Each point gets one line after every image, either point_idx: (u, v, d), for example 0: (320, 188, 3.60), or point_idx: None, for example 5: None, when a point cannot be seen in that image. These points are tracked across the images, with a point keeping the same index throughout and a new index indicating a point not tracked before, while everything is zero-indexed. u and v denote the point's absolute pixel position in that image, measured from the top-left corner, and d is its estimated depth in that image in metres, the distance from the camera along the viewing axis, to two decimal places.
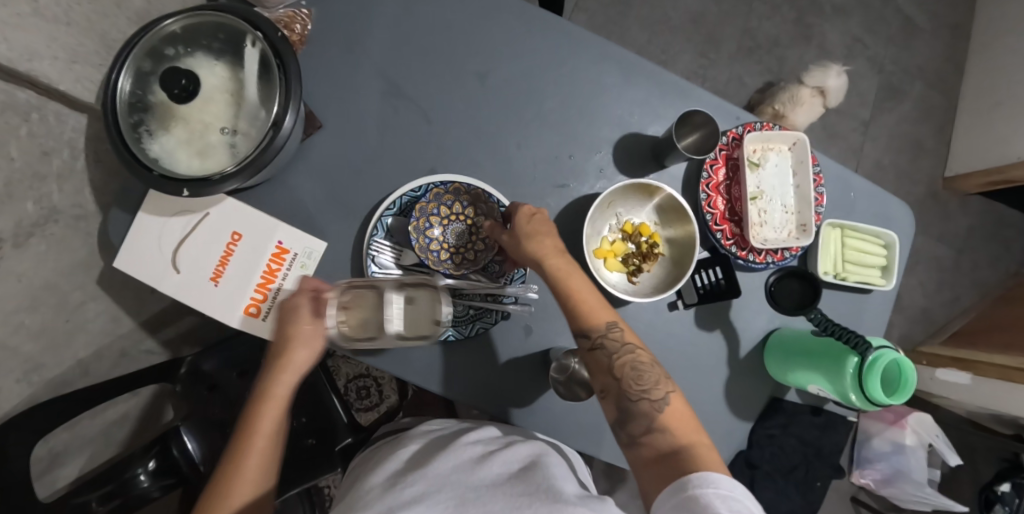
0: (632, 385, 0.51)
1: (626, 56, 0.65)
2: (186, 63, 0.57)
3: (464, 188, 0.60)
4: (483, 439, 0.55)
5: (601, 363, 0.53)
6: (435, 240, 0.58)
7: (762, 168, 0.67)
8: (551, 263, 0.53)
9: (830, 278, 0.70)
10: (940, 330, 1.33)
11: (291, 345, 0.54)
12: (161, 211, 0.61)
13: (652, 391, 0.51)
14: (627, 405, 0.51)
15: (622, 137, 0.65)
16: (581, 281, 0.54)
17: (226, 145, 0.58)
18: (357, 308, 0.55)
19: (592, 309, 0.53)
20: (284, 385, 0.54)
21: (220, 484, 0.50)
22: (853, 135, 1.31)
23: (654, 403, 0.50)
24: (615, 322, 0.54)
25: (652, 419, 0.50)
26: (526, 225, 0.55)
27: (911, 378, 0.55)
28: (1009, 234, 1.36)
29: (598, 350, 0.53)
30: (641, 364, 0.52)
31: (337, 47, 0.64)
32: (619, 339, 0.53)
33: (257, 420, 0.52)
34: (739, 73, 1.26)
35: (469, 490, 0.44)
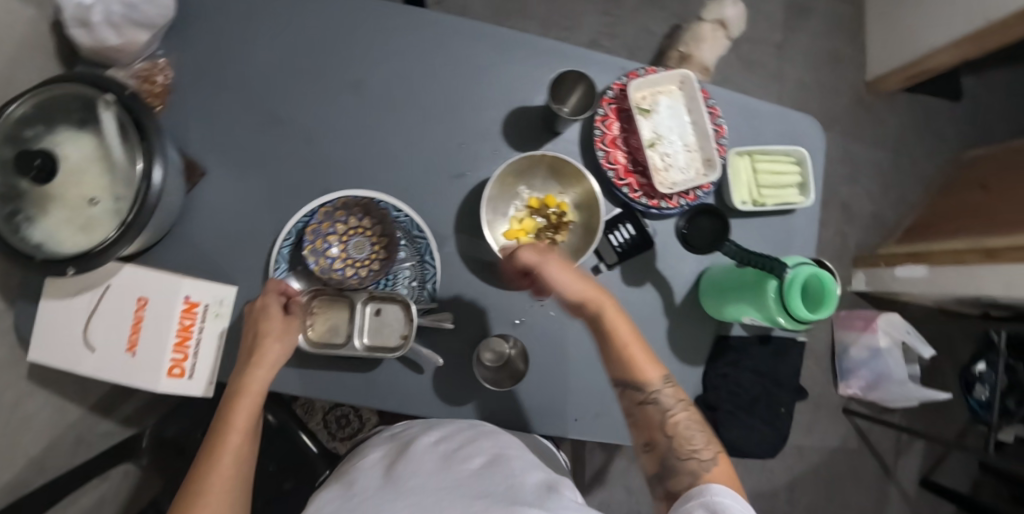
0: (683, 444, 0.49)
1: (496, 31, 0.65)
2: (48, 141, 0.56)
3: (353, 201, 0.57)
4: (442, 438, 0.55)
5: (650, 417, 0.51)
6: (336, 258, 0.58)
7: (656, 112, 0.65)
8: (608, 310, 0.51)
9: (749, 206, 0.71)
10: (893, 230, 1.35)
11: (267, 334, 0.51)
12: (62, 294, 0.59)
13: (702, 451, 0.49)
14: (671, 461, 0.49)
15: (509, 113, 0.64)
16: (637, 342, 0.52)
17: (110, 213, 0.57)
18: (325, 315, 0.57)
19: (642, 365, 0.51)
20: (260, 380, 0.51)
21: (190, 489, 0.46)
22: (770, 59, 1.32)
23: (704, 463, 0.47)
24: (668, 380, 0.52)
25: (698, 476, 0.47)
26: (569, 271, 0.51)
27: (833, 291, 0.55)
28: (940, 124, 1.38)
29: (650, 404, 0.51)
30: (694, 424, 0.51)
31: (208, 89, 0.63)
32: (668, 399, 0.52)
33: (232, 418, 0.49)
34: (647, 23, 1.26)
35: (427, 498, 0.44)
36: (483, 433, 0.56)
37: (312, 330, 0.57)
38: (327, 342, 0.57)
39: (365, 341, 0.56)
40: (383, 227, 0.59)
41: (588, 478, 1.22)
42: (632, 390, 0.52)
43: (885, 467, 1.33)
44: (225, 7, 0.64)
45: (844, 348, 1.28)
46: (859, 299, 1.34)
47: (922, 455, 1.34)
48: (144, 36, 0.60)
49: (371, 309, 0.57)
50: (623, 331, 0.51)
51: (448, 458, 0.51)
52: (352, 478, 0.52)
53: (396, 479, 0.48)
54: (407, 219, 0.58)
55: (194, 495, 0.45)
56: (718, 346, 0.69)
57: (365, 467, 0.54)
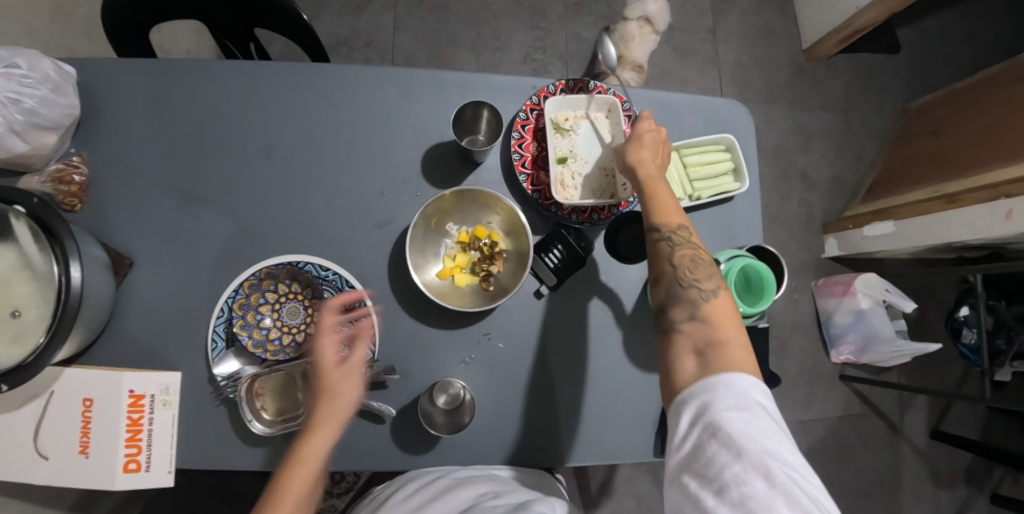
0: (685, 274, 0.49)
1: (399, 74, 0.66)
2: None
3: (275, 269, 0.58)
4: (419, 494, 0.55)
5: (659, 252, 0.51)
6: (271, 328, 0.58)
7: (574, 133, 0.67)
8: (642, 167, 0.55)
9: (684, 202, 0.71)
10: (856, 190, 1.35)
11: (338, 374, 0.50)
12: (5, 409, 0.59)
13: (704, 283, 0.49)
14: (676, 291, 0.49)
15: (426, 151, 0.65)
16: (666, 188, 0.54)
17: (39, 319, 0.57)
18: (272, 392, 0.56)
19: (662, 207, 0.52)
20: (319, 445, 0.47)
21: None
22: (704, 44, 1.33)
23: (702, 293, 0.48)
24: (685, 226, 0.52)
25: (698, 307, 0.47)
26: (643, 129, 0.58)
27: (769, 282, 0.55)
28: (884, 79, 1.39)
29: (662, 241, 0.51)
30: (701, 261, 0.50)
31: (125, 181, 0.64)
32: (684, 236, 0.51)
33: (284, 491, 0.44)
34: (576, 29, 1.27)
35: None
36: (459, 480, 0.56)
37: (267, 409, 0.56)
38: (287, 414, 0.56)
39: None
40: (314, 289, 0.59)
41: (595, 491, 1.20)
42: (651, 230, 0.52)
43: (893, 426, 1.31)
44: (134, 98, 0.66)
45: (829, 316, 1.27)
46: (835, 264, 1.33)
47: (927, 408, 1.32)
48: (53, 137, 0.60)
49: (314, 373, 0.56)
50: (651, 176, 0.54)
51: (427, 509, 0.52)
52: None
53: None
54: (335, 277, 0.58)
55: None
56: None
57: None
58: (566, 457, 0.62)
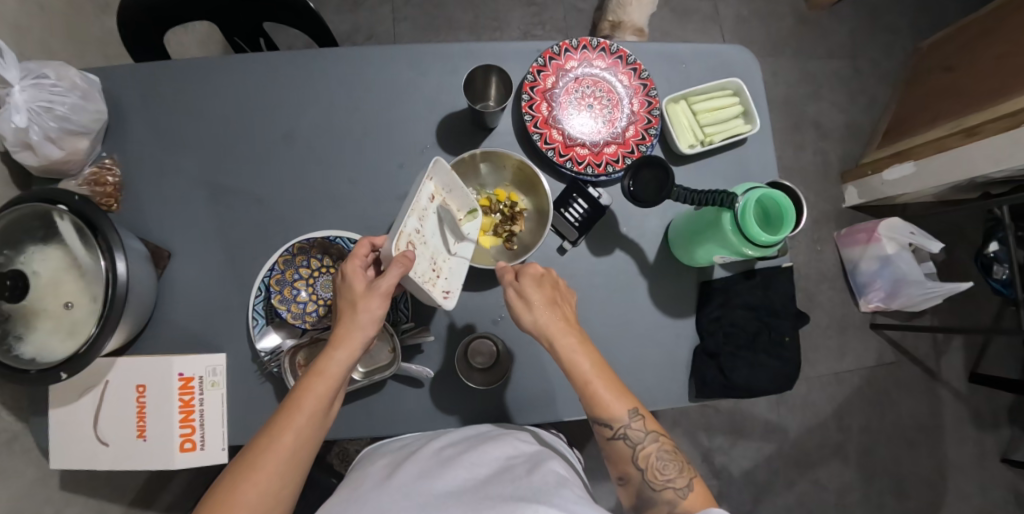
0: (654, 474, 0.50)
1: (406, 50, 0.67)
2: (21, 263, 0.59)
3: (308, 243, 0.60)
4: (448, 443, 0.55)
5: (620, 451, 0.52)
6: (307, 301, 0.60)
7: (429, 207, 0.55)
8: (560, 341, 0.51)
9: (697, 148, 0.71)
10: (872, 135, 1.33)
11: (354, 321, 0.49)
12: (67, 400, 0.62)
13: (677, 480, 0.49)
14: (648, 495, 0.50)
15: (440, 122, 0.67)
16: (598, 368, 0.51)
17: (90, 313, 0.60)
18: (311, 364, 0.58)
19: (608, 401, 0.50)
20: (337, 363, 0.49)
21: (242, 468, 0.44)
22: (703, 3, 1.32)
23: (678, 492, 0.49)
24: (635, 410, 0.51)
25: (675, 507, 0.48)
26: (540, 301, 0.53)
27: (790, 211, 0.54)
28: (891, 20, 1.36)
29: (618, 440, 0.51)
30: (666, 455, 0.51)
31: (156, 178, 0.67)
32: (641, 429, 0.51)
33: (301, 400, 0.47)
34: (572, 2, 1.29)
35: (426, 497, 0.45)
36: (490, 438, 0.56)
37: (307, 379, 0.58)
38: None
39: (361, 371, 0.59)
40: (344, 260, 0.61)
41: None
42: (599, 422, 0.51)
43: (930, 371, 1.29)
44: (157, 97, 0.68)
45: (855, 265, 1.25)
46: (855, 213, 1.31)
47: (964, 350, 1.30)
48: (84, 142, 0.63)
49: None
50: (583, 365, 0.51)
51: (455, 456, 0.52)
52: (364, 479, 0.52)
53: (396, 482, 0.49)
54: None
55: (246, 468, 0.44)
56: (702, 293, 0.70)
57: (374, 470, 0.54)
58: None
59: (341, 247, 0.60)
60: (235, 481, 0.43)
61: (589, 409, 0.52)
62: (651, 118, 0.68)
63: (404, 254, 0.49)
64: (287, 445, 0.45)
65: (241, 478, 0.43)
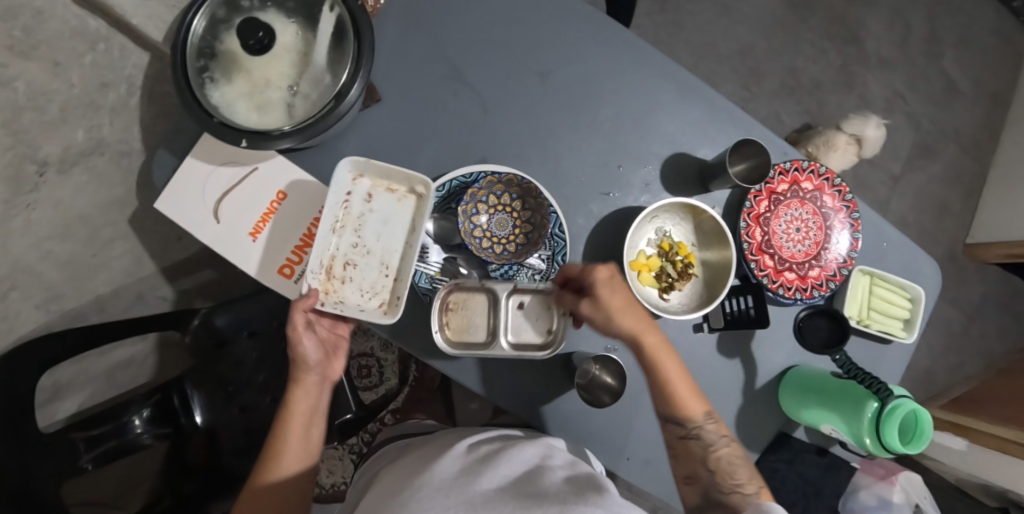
0: (723, 477, 0.53)
1: (685, 75, 0.68)
2: (259, 17, 0.57)
3: (517, 181, 0.61)
4: (483, 446, 0.54)
5: (692, 452, 0.55)
6: (479, 227, 0.62)
7: (369, 209, 0.60)
8: (649, 342, 0.55)
9: (854, 322, 0.70)
10: (940, 393, 1.36)
11: (301, 368, 0.59)
12: (211, 159, 0.61)
13: (745, 486, 0.53)
14: (716, 496, 0.53)
15: (671, 155, 0.67)
16: (681, 369, 0.55)
17: (286, 104, 0.59)
18: (460, 310, 0.58)
19: (687, 400, 0.54)
20: (304, 386, 0.60)
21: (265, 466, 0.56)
22: (882, 187, 1.35)
23: (745, 496, 0.52)
24: (710, 413, 0.55)
25: (740, 508, 0.51)
26: (628, 308, 0.55)
27: (927, 427, 0.55)
28: (1016, 308, 1.40)
29: (691, 439, 0.55)
30: (735, 459, 0.54)
31: (407, 30, 0.65)
32: (714, 432, 0.55)
33: (287, 419, 0.58)
34: (778, 110, 1.32)
35: (475, 494, 0.42)
36: (524, 442, 0.54)
37: (447, 327, 0.57)
38: (463, 338, 0.57)
39: (511, 341, 0.57)
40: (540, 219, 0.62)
41: None
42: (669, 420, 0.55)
43: None
44: None
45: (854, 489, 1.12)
46: None
47: None
48: None
49: (515, 302, 0.59)
50: (666, 365, 0.55)
51: (494, 455, 0.50)
52: (399, 478, 0.49)
53: (434, 472, 0.46)
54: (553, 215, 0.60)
55: (269, 464, 0.56)
56: (777, 441, 0.70)
57: (410, 466, 0.52)
58: (639, 476, 0.66)
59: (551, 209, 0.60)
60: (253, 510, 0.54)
61: (663, 409, 0.55)
62: (838, 274, 0.69)
63: (299, 304, 0.53)
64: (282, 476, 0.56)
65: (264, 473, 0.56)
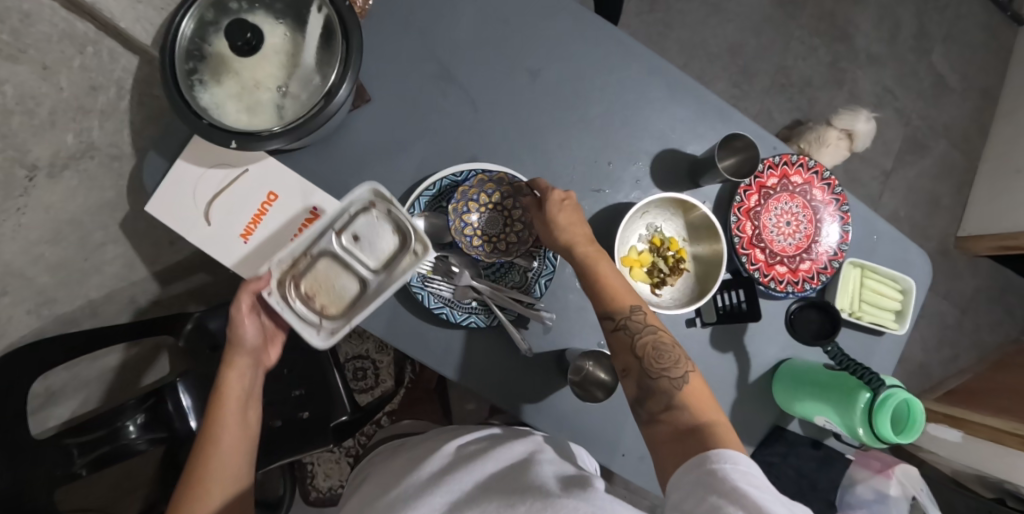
0: (654, 363, 0.51)
1: (674, 72, 0.68)
2: (248, 18, 0.58)
3: (508, 179, 0.62)
4: (474, 442, 0.54)
5: (622, 344, 0.54)
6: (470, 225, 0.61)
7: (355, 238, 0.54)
8: (579, 250, 0.55)
9: (846, 314, 0.71)
10: (934, 386, 1.37)
11: (235, 348, 0.58)
12: (201, 162, 0.61)
13: (673, 370, 0.51)
14: (648, 384, 0.51)
15: (661, 151, 0.67)
16: (601, 262, 0.56)
17: (275, 105, 0.59)
18: (319, 291, 0.53)
19: (614, 294, 0.54)
20: (236, 371, 0.57)
21: (199, 456, 0.52)
22: (873, 183, 1.36)
23: (674, 382, 0.50)
24: (637, 305, 0.55)
25: (671, 396, 0.49)
26: (562, 216, 0.56)
27: (919, 418, 0.55)
28: (1009, 301, 1.41)
29: (620, 330, 0.54)
30: (662, 345, 0.52)
31: (396, 31, 0.65)
32: (642, 321, 0.54)
33: (222, 400, 0.55)
34: (769, 108, 1.33)
35: (458, 495, 0.43)
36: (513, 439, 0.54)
37: (325, 308, 0.53)
38: (343, 308, 0.54)
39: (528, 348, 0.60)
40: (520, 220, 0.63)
41: None
42: (605, 315, 0.54)
43: None
44: None
45: (851, 483, 1.15)
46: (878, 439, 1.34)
47: None
48: None
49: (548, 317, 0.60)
50: (599, 262, 0.56)
51: (482, 451, 0.50)
52: (396, 475, 0.50)
53: (422, 474, 0.47)
54: None
55: (203, 454, 0.52)
56: (771, 435, 0.70)
57: (408, 462, 0.52)
58: (634, 471, 0.66)
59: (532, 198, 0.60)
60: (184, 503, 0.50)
61: (597, 305, 0.55)
62: (829, 267, 0.70)
63: (250, 285, 0.54)
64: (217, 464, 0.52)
65: (200, 462, 0.52)
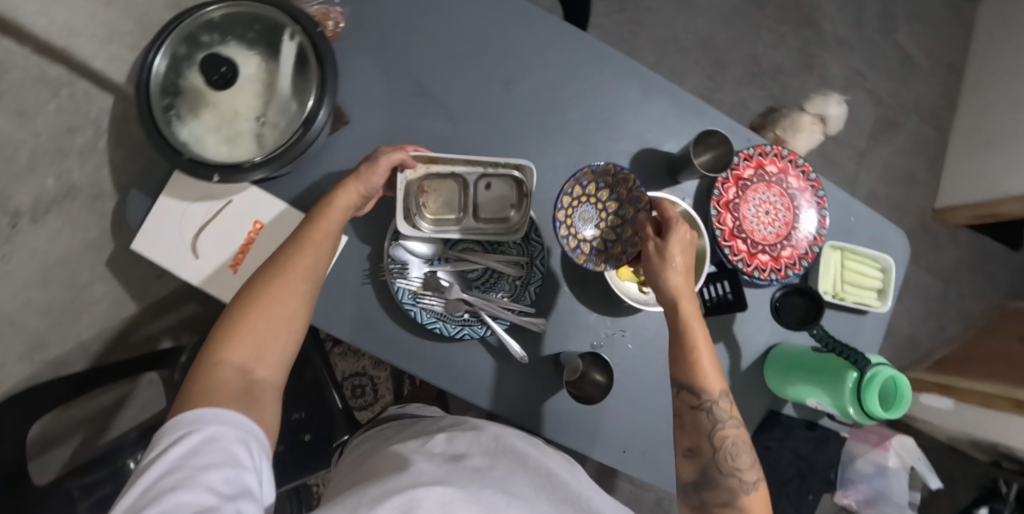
0: (726, 460, 0.51)
1: (646, 73, 0.70)
2: (221, 51, 0.58)
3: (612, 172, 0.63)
4: (512, 434, 0.54)
5: (699, 423, 0.53)
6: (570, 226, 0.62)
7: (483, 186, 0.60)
8: (682, 306, 0.54)
9: (829, 297, 0.73)
10: (924, 357, 1.40)
11: (357, 181, 0.56)
12: (185, 196, 0.61)
13: (745, 472, 0.51)
14: (711, 474, 0.51)
15: (639, 151, 0.69)
16: (704, 337, 0.53)
17: (255, 134, 0.59)
18: (432, 194, 0.61)
19: (708, 373, 0.53)
20: (341, 208, 0.55)
21: (275, 273, 0.51)
22: (849, 163, 1.39)
23: (742, 483, 0.51)
24: (726, 393, 0.53)
25: (734, 495, 0.50)
26: (680, 263, 0.54)
27: (906, 394, 0.56)
28: (989, 268, 1.45)
29: (702, 412, 0.53)
30: (740, 444, 0.52)
31: (370, 52, 0.66)
32: (725, 411, 0.53)
33: (313, 226, 0.53)
34: (743, 97, 1.35)
35: (518, 488, 0.44)
36: (549, 449, 0.55)
37: (423, 207, 0.60)
38: (440, 216, 0.61)
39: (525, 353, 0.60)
40: (629, 228, 0.63)
41: None
42: (691, 387, 0.53)
43: None
44: None
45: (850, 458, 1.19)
46: None
47: None
48: None
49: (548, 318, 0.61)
50: (697, 331, 0.53)
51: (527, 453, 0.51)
52: (426, 457, 0.47)
53: (470, 462, 0.46)
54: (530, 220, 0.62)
55: (276, 274, 0.50)
56: (767, 420, 0.72)
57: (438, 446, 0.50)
58: (634, 467, 0.67)
59: (652, 219, 0.58)
60: (241, 313, 0.48)
61: (684, 375, 0.54)
62: (809, 252, 0.71)
63: (398, 153, 0.57)
64: (278, 302, 0.50)
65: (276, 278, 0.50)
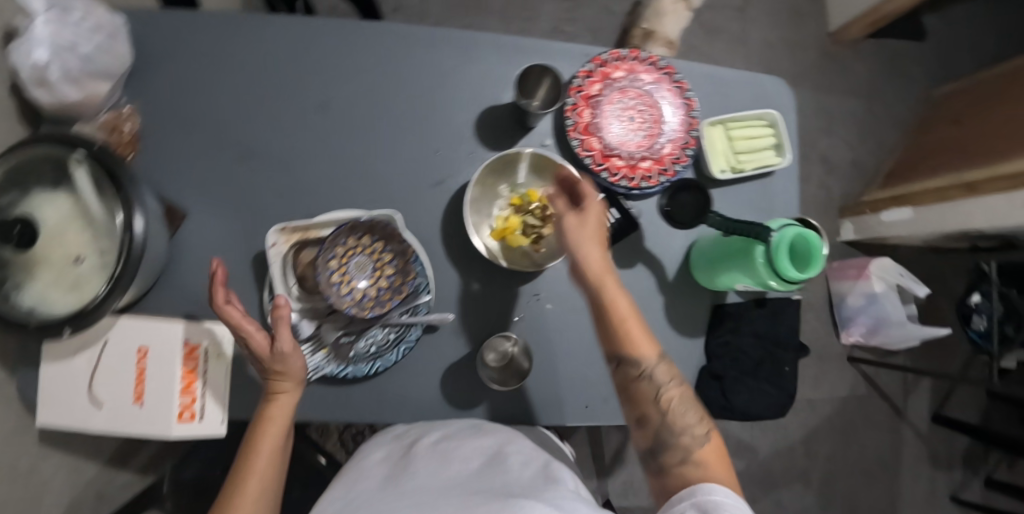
0: (676, 420, 0.53)
1: (453, 34, 0.66)
2: (21, 205, 0.55)
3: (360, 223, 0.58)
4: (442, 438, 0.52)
5: (645, 393, 0.53)
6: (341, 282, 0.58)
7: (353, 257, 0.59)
8: (609, 279, 0.52)
9: (728, 174, 0.71)
10: (874, 176, 1.40)
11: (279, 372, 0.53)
12: (61, 356, 0.59)
13: (694, 427, 0.52)
14: (665, 434, 0.52)
15: (480, 115, 0.66)
16: (634, 314, 0.53)
17: (98, 268, 0.56)
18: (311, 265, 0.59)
19: (640, 342, 0.52)
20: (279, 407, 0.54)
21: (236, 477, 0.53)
22: (733, 24, 1.35)
23: (696, 438, 0.52)
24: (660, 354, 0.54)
25: (689, 453, 0.51)
26: (598, 241, 0.53)
27: (818, 247, 0.54)
28: (905, 67, 1.42)
29: (644, 380, 0.53)
30: (686, 400, 0.54)
31: (180, 135, 0.63)
32: (660, 373, 0.53)
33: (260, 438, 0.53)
34: (604, 3, 1.31)
35: (426, 496, 0.41)
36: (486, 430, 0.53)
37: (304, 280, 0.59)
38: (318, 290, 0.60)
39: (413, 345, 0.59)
40: (400, 261, 0.60)
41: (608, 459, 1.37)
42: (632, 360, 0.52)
43: (895, 407, 1.40)
44: (184, 42, 0.63)
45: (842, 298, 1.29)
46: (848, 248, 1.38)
47: (930, 392, 1.40)
48: (106, 85, 0.57)
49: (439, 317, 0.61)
50: (623, 304, 0.52)
51: (450, 452, 0.49)
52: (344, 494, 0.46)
53: (400, 486, 0.45)
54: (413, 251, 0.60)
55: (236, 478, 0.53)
56: (715, 315, 0.71)
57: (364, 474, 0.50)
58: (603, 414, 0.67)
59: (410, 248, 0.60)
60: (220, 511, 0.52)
61: (623, 348, 0.52)
62: (690, 139, 0.68)
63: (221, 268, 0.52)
64: None
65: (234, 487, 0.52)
